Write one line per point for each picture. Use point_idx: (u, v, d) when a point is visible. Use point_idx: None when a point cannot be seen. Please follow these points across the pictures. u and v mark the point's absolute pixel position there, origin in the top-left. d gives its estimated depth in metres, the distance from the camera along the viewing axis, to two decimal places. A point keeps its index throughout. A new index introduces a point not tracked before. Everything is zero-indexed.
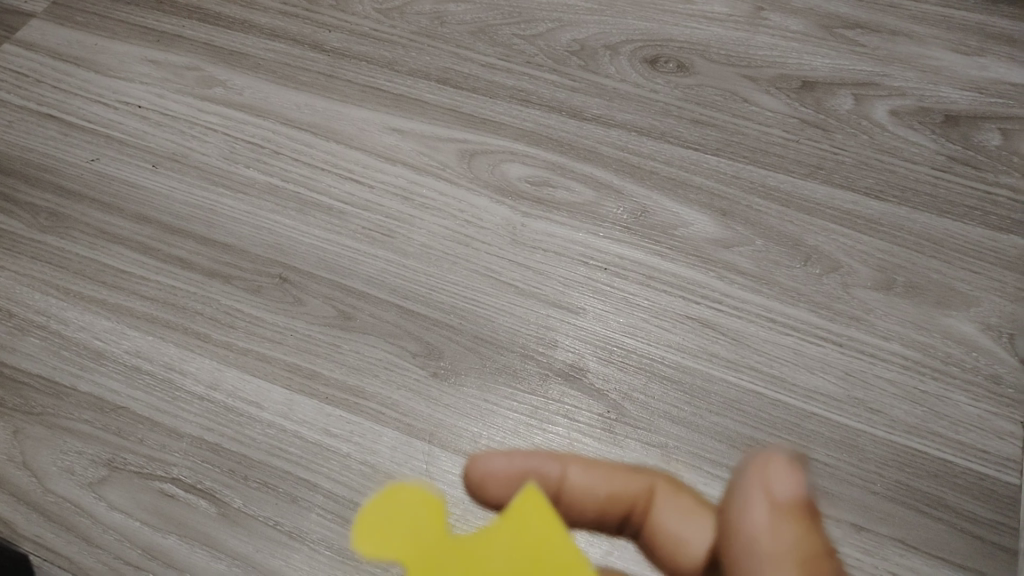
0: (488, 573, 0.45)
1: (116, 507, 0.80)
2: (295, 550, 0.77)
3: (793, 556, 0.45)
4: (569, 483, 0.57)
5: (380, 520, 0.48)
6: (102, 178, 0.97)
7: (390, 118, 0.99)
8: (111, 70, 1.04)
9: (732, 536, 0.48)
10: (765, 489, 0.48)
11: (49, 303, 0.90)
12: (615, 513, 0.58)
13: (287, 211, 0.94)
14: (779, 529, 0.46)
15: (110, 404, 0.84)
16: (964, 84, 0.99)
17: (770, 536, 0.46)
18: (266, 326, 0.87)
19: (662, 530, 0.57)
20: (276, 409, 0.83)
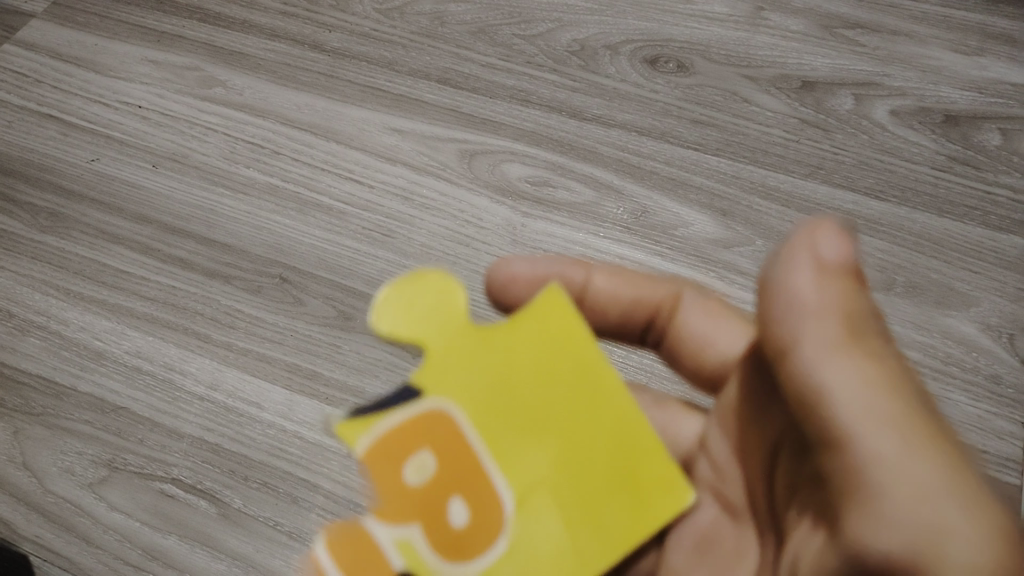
0: (508, 350, 0.47)
1: (116, 507, 0.80)
2: (296, 550, 0.77)
3: (840, 309, 0.37)
4: (592, 288, 0.59)
5: (400, 302, 0.49)
6: (102, 178, 0.97)
7: (390, 118, 0.99)
8: (111, 70, 1.04)
9: (761, 308, 0.40)
10: (810, 251, 0.38)
11: (50, 304, 0.90)
12: (640, 315, 0.60)
13: (287, 211, 0.94)
14: (822, 286, 0.38)
15: (110, 405, 0.84)
16: (964, 84, 0.99)
17: (810, 289, 0.38)
18: (266, 327, 0.87)
19: (688, 333, 0.57)
20: (276, 409, 0.83)
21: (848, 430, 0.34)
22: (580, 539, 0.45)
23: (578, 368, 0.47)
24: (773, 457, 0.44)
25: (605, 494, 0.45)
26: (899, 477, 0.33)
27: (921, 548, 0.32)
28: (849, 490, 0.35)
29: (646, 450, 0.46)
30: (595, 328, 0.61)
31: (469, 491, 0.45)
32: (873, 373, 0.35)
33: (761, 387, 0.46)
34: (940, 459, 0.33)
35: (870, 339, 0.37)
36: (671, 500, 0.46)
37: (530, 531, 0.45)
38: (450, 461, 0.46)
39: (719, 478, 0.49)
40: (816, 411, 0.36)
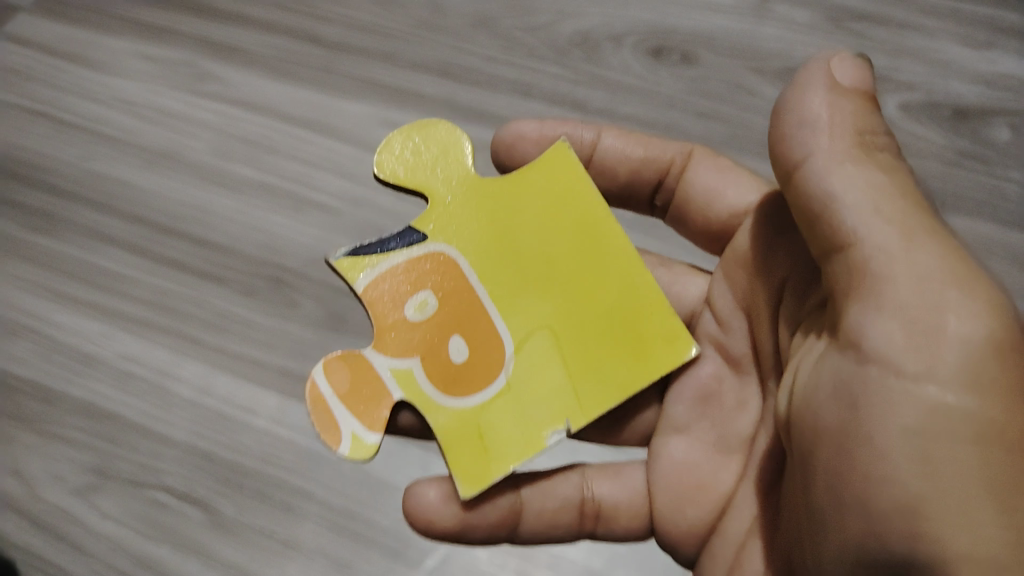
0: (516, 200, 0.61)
1: (107, 515, 0.78)
2: (291, 559, 0.75)
3: (847, 127, 0.45)
4: (601, 147, 0.70)
5: (407, 147, 0.63)
6: (93, 177, 0.95)
7: (387, 112, 0.96)
8: (100, 65, 1.01)
9: (778, 137, 0.47)
10: (826, 74, 0.47)
11: (40, 306, 0.88)
12: (651, 174, 0.71)
13: (281, 210, 0.91)
14: (831, 101, 0.46)
15: (100, 410, 0.82)
16: (973, 79, 0.96)
17: (824, 107, 0.45)
18: (259, 329, 0.85)
19: (698, 184, 0.68)
20: (270, 414, 0.81)
21: (854, 236, 0.42)
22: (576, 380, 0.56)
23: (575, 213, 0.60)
24: (783, 288, 0.54)
25: (609, 360, 0.57)
26: (904, 265, 0.41)
27: (923, 338, 0.39)
28: (857, 276, 0.42)
29: (647, 307, 0.58)
30: (607, 189, 0.72)
31: (467, 335, 0.58)
32: (878, 179, 0.43)
33: (765, 237, 0.57)
34: (934, 246, 0.41)
35: (872, 152, 0.45)
36: (672, 354, 0.57)
37: (523, 372, 0.57)
38: (455, 301, 0.59)
39: (723, 331, 0.61)
40: (824, 215, 0.44)
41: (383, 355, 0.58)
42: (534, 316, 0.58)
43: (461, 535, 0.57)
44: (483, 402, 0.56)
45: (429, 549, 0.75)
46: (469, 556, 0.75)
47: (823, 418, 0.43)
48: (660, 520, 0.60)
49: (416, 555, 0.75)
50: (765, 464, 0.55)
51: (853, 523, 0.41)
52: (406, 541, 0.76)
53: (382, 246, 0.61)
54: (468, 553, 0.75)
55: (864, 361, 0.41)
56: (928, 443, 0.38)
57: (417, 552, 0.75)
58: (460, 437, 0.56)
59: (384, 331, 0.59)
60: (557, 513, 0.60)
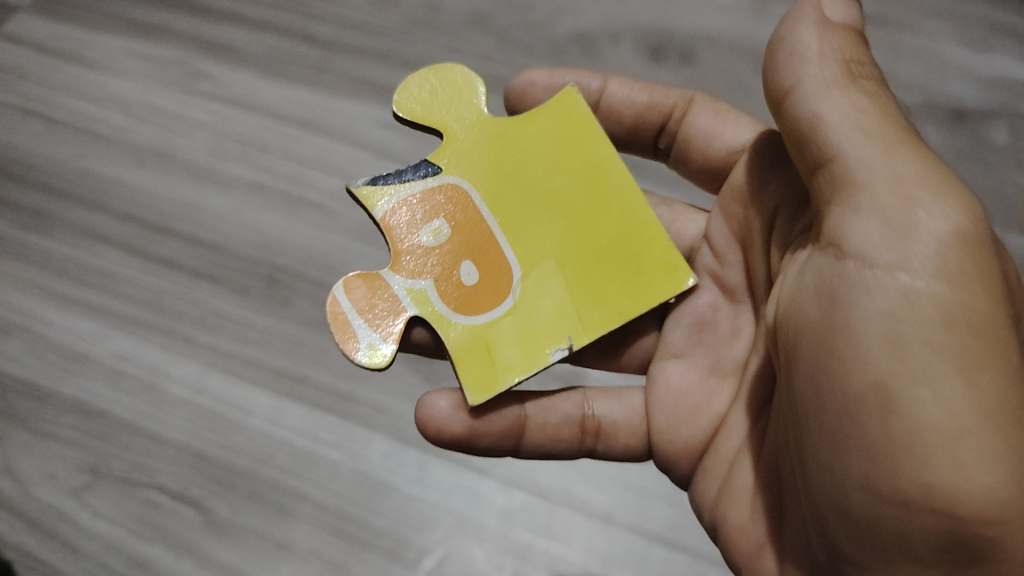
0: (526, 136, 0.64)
1: (99, 514, 0.77)
2: (284, 560, 0.75)
3: (838, 54, 0.48)
4: (607, 94, 0.76)
5: (427, 89, 0.66)
6: (88, 176, 0.94)
7: (383, 112, 0.96)
8: (96, 64, 1.01)
9: (772, 66, 0.51)
10: (817, 10, 0.50)
11: (33, 304, 0.87)
12: (654, 117, 0.76)
13: (277, 209, 0.91)
14: (822, 31, 0.49)
15: (94, 409, 0.82)
16: (972, 79, 0.96)
17: (814, 37, 0.48)
18: (254, 328, 0.84)
19: (696, 126, 0.73)
20: (264, 414, 0.80)
21: (839, 149, 0.45)
22: (581, 304, 0.59)
23: (582, 151, 0.63)
24: (775, 214, 0.58)
25: (610, 285, 0.59)
26: (884, 171, 0.43)
27: (900, 237, 0.42)
28: (839, 184, 0.45)
29: (648, 238, 0.60)
30: (613, 132, 0.78)
31: (480, 261, 0.61)
32: (860, 100, 0.46)
33: (759, 170, 0.60)
34: (912, 155, 0.44)
35: (859, 77, 0.48)
36: (671, 282, 0.59)
37: (530, 296, 0.59)
38: (468, 228, 0.62)
39: (721, 264, 0.64)
40: (810, 131, 0.47)
41: (397, 275, 0.60)
42: (543, 243, 0.61)
43: (469, 441, 0.59)
44: (493, 319, 0.59)
45: (426, 550, 0.74)
46: (465, 557, 0.74)
47: (805, 313, 0.46)
48: (656, 441, 0.62)
49: (413, 555, 0.74)
50: (756, 385, 0.57)
51: (831, 409, 0.43)
52: (402, 541, 0.75)
53: (400, 176, 0.64)
54: (465, 554, 0.74)
55: (845, 260, 0.44)
56: (900, 323, 0.40)
57: (414, 553, 0.74)
58: (470, 350, 0.58)
59: (400, 253, 0.61)
60: (559, 428, 0.62)
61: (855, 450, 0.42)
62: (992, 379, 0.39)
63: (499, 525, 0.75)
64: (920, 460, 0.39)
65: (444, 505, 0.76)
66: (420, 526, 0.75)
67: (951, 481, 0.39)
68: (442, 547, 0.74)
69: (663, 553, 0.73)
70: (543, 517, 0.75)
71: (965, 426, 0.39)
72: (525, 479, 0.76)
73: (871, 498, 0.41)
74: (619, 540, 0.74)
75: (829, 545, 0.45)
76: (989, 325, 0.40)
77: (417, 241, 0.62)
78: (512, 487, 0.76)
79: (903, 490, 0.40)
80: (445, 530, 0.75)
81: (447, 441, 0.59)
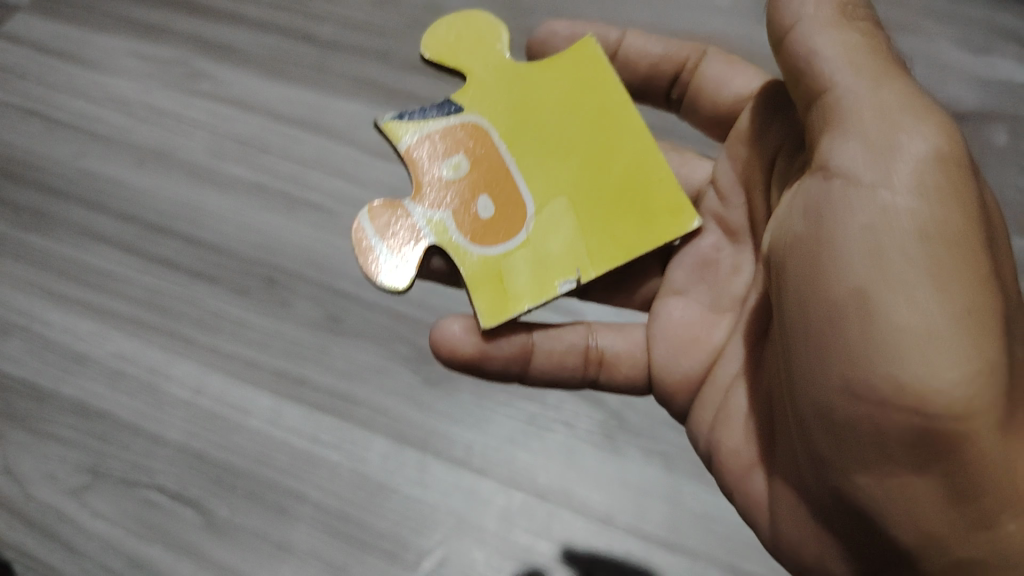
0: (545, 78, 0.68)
1: (98, 514, 0.77)
2: (283, 561, 0.75)
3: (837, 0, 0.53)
4: (625, 44, 0.78)
5: (451, 35, 0.71)
6: (87, 176, 0.94)
7: (383, 113, 0.96)
8: (96, 63, 1.01)
9: (773, 11, 0.56)
10: None
11: (32, 305, 0.87)
12: (668, 67, 0.78)
13: (276, 210, 0.91)
14: None
15: (93, 409, 0.82)
16: (971, 82, 0.96)
17: None
18: (253, 329, 0.84)
19: (708, 77, 0.76)
20: (263, 415, 0.80)
21: (835, 85, 0.51)
22: (590, 238, 0.63)
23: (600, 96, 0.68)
24: (775, 155, 0.62)
25: (619, 221, 0.64)
26: (871, 101, 0.49)
27: (882, 160, 0.48)
28: (831, 116, 0.51)
29: (656, 180, 0.65)
30: (628, 82, 0.80)
31: (496, 194, 0.65)
32: (854, 39, 0.52)
33: (762, 114, 0.64)
34: (898, 89, 0.50)
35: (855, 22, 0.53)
36: (675, 222, 0.65)
37: (543, 229, 0.64)
38: (487, 163, 0.66)
39: (723, 205, 0.69)
40: (807, 71, 0.53)
41: (420, 204, 0.64)
42: (555, 179, 0.65)
43: (479, 363, 0.65)
44: (506, 250, 0.63)
45: (426, 551, 0.74)
46: (466, 558, 0.74)
47: (800, 233, 0.52)
48: (656, 369, 0.68)
49: (412, 556, 0.74)
50: (754, 316, 0.62)
51: (818, 312, 0.49)
52: (402, 542, 0.75)
53: (427, 112, 0.68)
54: (465, 555, 0.74)
55: (834, 181, 0.50)
56: (880, 235, 0.46)
57: (414, 554, 0.74)
58: (484, 278, 0.63)
59: (422, 185, 0.65)
60: (564, 356, 0.68)
61: (834, 346, 0.48)
62: (965, 282, 0.44)
63: (499, 526, 0.75)
64: (894, 355, 0.45)
65: (444, 506, 0.76)
66: (420, 527, 0.75)
67: (920, 373, 0.44)
68: (442, 548, 0.74)
69: (664, 554, 0.73)
70: (543, 518, 0.75)
71: (936, 326, 0.44)
72: (525, 480, 0.76)
73: (846, 398, 0.47)
74: (619, 542, 0.74)
75: (812, 439, 0.51)
76: (960, 238, 0.45)
77: (438, 174, 0.66)
78: (512, 487, 0.76)
79: (877, 386, 0.45)
80: (446, 531, 0.75)
81: (458, 362, 0.66)
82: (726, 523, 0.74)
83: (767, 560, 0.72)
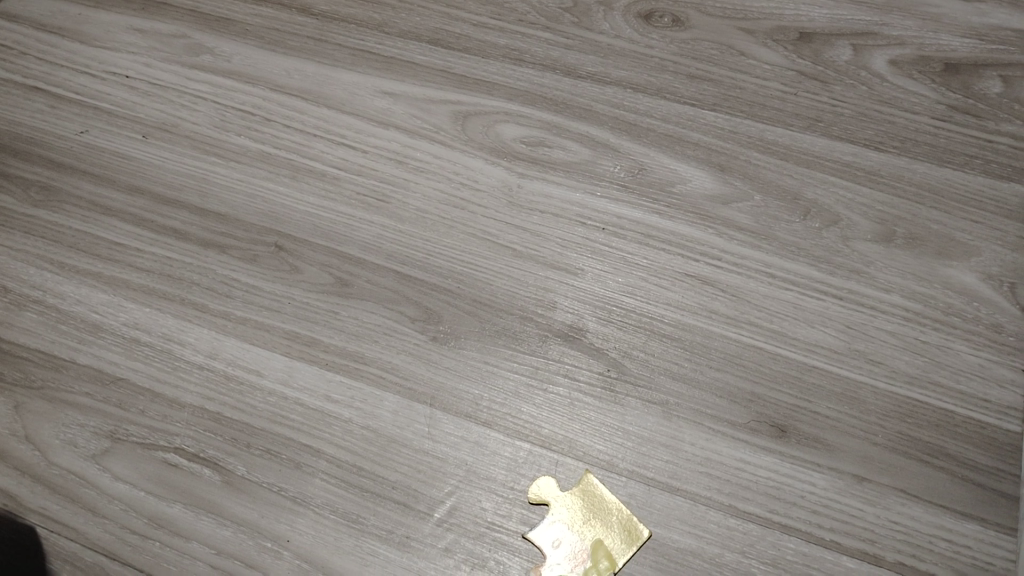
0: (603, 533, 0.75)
1: (121, 477, 0.80)
2: (299, 515, 0.78)
3: None
4: (691, 342, 0.82)
5: None
6: (91, 150, 0.96)
7: (382, 81, 0.98)
8: (96, 40, 1.03)
9: None
10: None
11: (44, 278, 0.90)
12: (695, 366, 0.81)
13: (281, 178, 0.93)
14: None
15: (110, 377, 0.84)
16: (965, 32, 0.96)
17: None
18: (264, 295, 0.87)
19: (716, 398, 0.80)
20: (277, 376, 0.83)
21: None
22: (603, 512, 0.75)
23: (602, 530, 0.75)
24: None
25: (608, 512, 0.75)
26: None
27: None
28: None
29: (613, 518, 0.75)
30: (685, 390, 0.80)
31: (599, 533, 0.75)
32: None
33: None
34: None
35: None
36: (618, 517, 0.75)
37: (594, 513, 0.75)
38: (596, 538, 0.74)
39: None
40: None
41: (581, 473, 0.78)
42: (597, 513, 0.75)
43: None
44: (609, 517, 0.75)
45: (436, 501, 0.78)
46: (475, 506, 0.77)
47: None
48: None
49: (424, 507, 0.77)
50: None
51: None
52: (414, 494, 0.78)
53: (629, 521, 0.75)
54: (474, 504, 0.77)
55: None
56: None
57: (425, 505, 0.77)
58: (603, 522, 0.75)
59: (617, 509, 0.76)
60: None
61: None
62: None
63: (506, 476, 0.78)
64: None
65: (454, 458, 0.79)
66: (431, 479, 0.78)
67: None
68: (451, 498, 0.78)
69: (664, 498, 0.76)
70: (548, 467, 0.78)
71: None
72: (529, 431, 0.80)
73: None
74: (621, 487, 0.77)
75: None
76: None
77: (605, 490, 0.76)
78: (517, 438, 0.79)
79: None
80: (456, 481, 0.78)
81: None
82: (726, 467, 0.77)
83: (766, 503, 0.76)
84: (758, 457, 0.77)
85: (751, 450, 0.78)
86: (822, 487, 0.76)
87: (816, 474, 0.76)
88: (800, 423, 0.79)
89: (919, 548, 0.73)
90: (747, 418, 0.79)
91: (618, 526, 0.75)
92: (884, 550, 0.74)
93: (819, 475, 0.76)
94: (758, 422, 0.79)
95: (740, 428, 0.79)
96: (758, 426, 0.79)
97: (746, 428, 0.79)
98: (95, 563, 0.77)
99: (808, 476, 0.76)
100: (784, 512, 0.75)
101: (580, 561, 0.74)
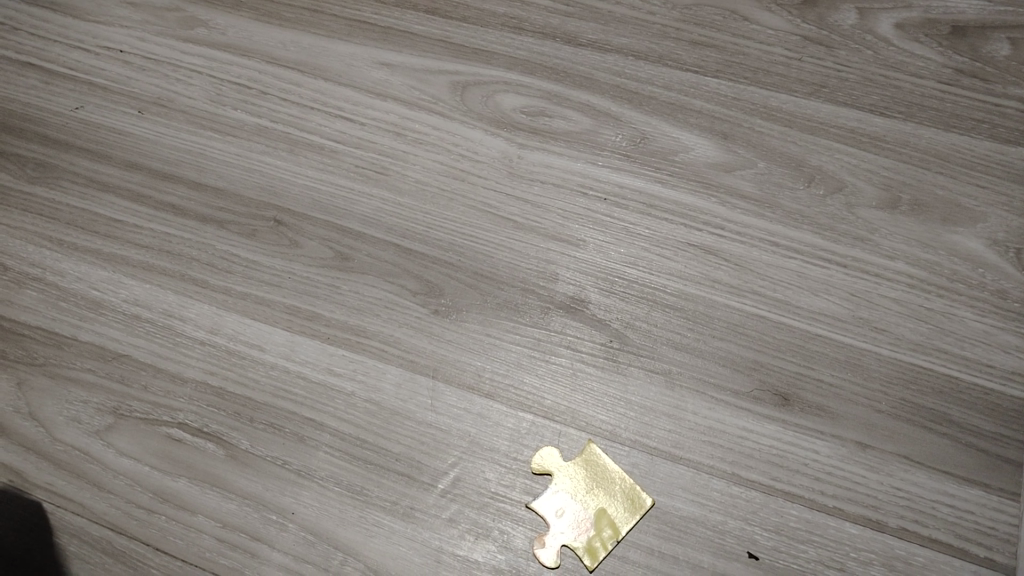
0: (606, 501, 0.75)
1: (125, 453, 0.81)
2: (304, 487, 0.78)
3: None
4: (694, 312, 0.82)
5: None
6: (87, 126, 0.96)
7: (379, 52, 0.97)
8: (90, 14, 1.02)
9: None
10: None
11: (44, 256, 0.90)
12: (698, 336, 0.81)
13: (280, 152, 0.92)
14: None
15: (112, 353, 0.84)
16: None
17: None
18: (265, 270, 0.87)
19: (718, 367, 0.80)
20: (279, 351, 0.83)
21: None
22: (605, 481, 0.76)
23: (605, 498, 0.75)
24: None
25: (611, 480, 0.76)
26: None
27: None
28: None
29: (616, 487, 0.75)
30: (688, 360, 0.80)
31: (602, 502, 0.75)
32: None
33: None
34: None
35: None
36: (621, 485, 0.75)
37: (596, 482, 0.75)
38: (599, 506, 0.74)
39: None
40: None
41: (582, 444, 0.78)
42: (599, 482, 0.75)
43: None
44: (612, 486, 0.75)
45: (440, 473, 0.78)
46: (478, 477, 0.77)
47: None
48: None
49: (428, 479, 0.78)
50: None
51: None
52: (417, 465, 0.78)
53: (632, 489, 0.75)
54: (477, 475, 0.77)
55: None
56: None
57: (429, 477, 0.78)
58: (606, 490, 0.75)
59: (619, 477, 0.76)
60: None
61: None
62: None
63: (509, 447, 0.78)
64: None
65: (457, 430, 0.79)
66: (434, 451, 0.78)
67: None
68: (455, 470, 0.78)
69: (667, 467, 0.76)
70: (551, 439, 0.78)
71: None
72: (532, 402, 0.80)
73: None
74: (624, 457, 0.77)
75: None
76: None
77: (607, 460, 0.76)
78: (519, 410, 0.79)
79: None
80: (459, 453, 0.78)
81: None
82: (729, 436, 0.77)
83: (769, 471, 0.76)
84: (762, 425, 0.77)
85: (754, 419, 0.78)
86: (826, 455, 0.76)
87: (820, 442, 0.76)
88: (803, 392, 0.78)
89: (922, 514, 0.73)
90: (751, 387, 0.79)
91: (620, 495, 0.75)
92: (887, 516, 0.74)
93: (823, 443, 0.76)
94: (761, 390, 0.79)
95: (744, 398, 0.78)
96: (762, 394, 0.78)
97: (749, 397, 0.78)
98: (101, 537, 0.78)
99: (812, 445, 0.76)
100: (787, 480, 0.75)
101: (583, 529, 0.74)
